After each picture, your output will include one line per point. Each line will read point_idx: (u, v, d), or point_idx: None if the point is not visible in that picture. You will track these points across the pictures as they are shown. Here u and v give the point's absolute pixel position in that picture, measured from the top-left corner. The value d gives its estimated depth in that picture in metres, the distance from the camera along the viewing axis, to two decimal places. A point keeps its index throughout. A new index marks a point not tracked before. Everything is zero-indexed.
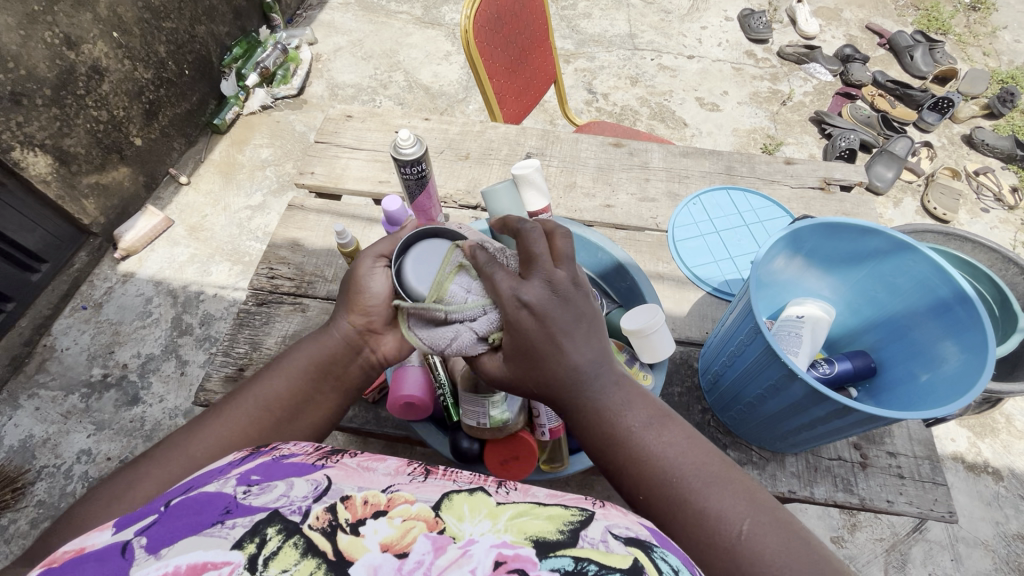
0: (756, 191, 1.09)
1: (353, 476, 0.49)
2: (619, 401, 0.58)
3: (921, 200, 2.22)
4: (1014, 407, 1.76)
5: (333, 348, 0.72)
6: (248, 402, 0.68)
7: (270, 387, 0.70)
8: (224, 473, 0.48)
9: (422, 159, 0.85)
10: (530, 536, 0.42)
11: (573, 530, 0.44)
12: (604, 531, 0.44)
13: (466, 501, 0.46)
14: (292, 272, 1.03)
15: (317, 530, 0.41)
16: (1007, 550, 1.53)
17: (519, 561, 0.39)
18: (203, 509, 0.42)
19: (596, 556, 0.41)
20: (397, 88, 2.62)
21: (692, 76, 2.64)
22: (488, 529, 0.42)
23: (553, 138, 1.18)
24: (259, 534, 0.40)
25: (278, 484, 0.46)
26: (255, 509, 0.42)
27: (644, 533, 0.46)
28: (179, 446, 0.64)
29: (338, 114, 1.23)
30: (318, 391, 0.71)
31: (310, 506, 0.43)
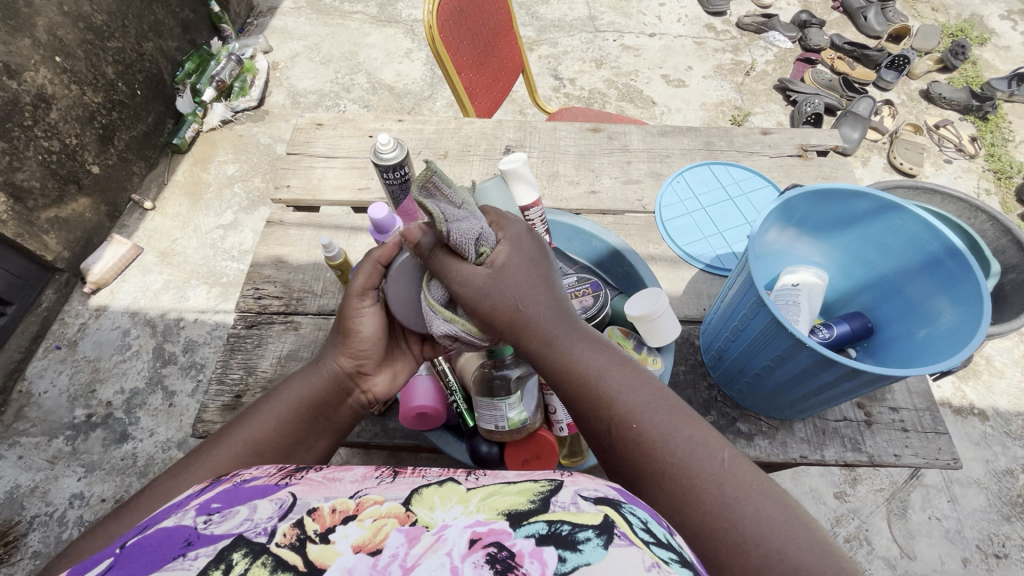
0: (737, 163, 1.10)
1: (319, 488, 0.47)
2: (585, 351, 0.60)
3: (888, 157, 2.27)
4: (992, 348, 1.83)
5: (323, 389, 0.70)
6: (233, 446, 0.64)
7: (256, 431, 0.65)
8: (183, 505, 0.46)
9: (403, 163, 0.83)
10: (502, 510, 0.43)
11: (544, 498, 0.44)
12: (573, 495, 0.45)
13: (436, 492, 0.46)
14: (279, 290, 1.00)
15: (285, 546, 0.40)
16: (998, 486, 1.60)
17: (494, 535, 0.40)
18: (162, 544, 0.40)
19: (569, 517, 0.42)
20: (360, 90, 2.57)
21: (655, 55, 2.64)
22: (461, 512, 0.43)
23: (530, 129, 1.17)
24: (223, 561, 0.38)
25: (239, 507, 0.44)
26: (218, 537, 0.41)
27: (611, 492, 0.47)
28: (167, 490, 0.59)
29: (308, 123, 1.19)
30: (309, 433, 0.68)
31: (276, 524, 0.42)
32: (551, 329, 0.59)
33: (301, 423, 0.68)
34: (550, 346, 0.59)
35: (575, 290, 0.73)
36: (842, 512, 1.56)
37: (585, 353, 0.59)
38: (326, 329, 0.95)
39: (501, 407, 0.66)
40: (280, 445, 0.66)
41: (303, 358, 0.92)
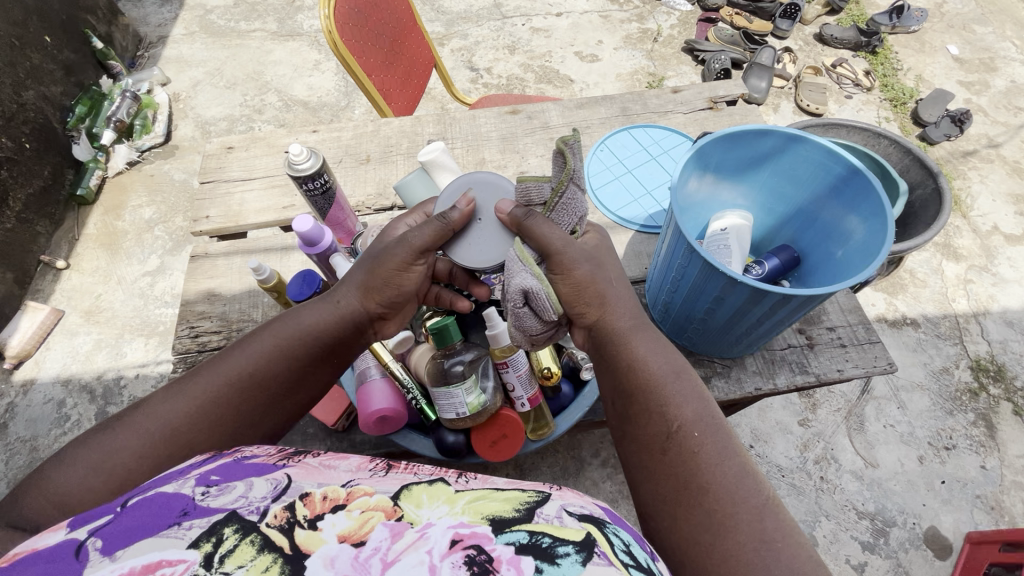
0: (653, 124, 1.13)
1: (314, 474, 0.47)
2: (653, 358, 0.64)
3: (795, 101, 2.40)
4: (913, 261, 1.98)
5: (335, 331, 0.68)
6: (236, 376, 0.63)
7: (263, 364, 0.64)
8: (184, 473, 0.46)
9: (321, 171, 0.80)
10: (486, 515, 0.42)
11: (528, 509, 0.44)
12: (559, 508, 0.45)
13: (424, 492, 0.45)
14: (216, 324, 0.95)
15: (275, 527, 0.39)
16: (938, 385, 1.74)
17: (476, 537, 0.39)
18: (159, 508, 0.40)
19: (551, 530, 0.41)
20: (273, 110, 2.47)
21: (565, 33, 2.68)
22: (446, 513, 0.42)
23: (449, 120, 1.15)
24: (215, 533, 0.38)
25: (237, 483, 0.44)
26: (212, 510, 0.40)
27: (597, 511, 0.47)
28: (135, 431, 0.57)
29: (218, 148, 1.13)
30: (311, 372, 0.68)
31: (269, 504, 0.42)
32: (617, 333, 0.67)
33: (274, 380, 0.65)
34: (617, 336, 0.67)
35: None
36: (808, 437, 1.65)
37: (651, 349, 0.66)
38: None
39: (458, 392, 0.65)
40: (256, 400, 0.63)
41: None
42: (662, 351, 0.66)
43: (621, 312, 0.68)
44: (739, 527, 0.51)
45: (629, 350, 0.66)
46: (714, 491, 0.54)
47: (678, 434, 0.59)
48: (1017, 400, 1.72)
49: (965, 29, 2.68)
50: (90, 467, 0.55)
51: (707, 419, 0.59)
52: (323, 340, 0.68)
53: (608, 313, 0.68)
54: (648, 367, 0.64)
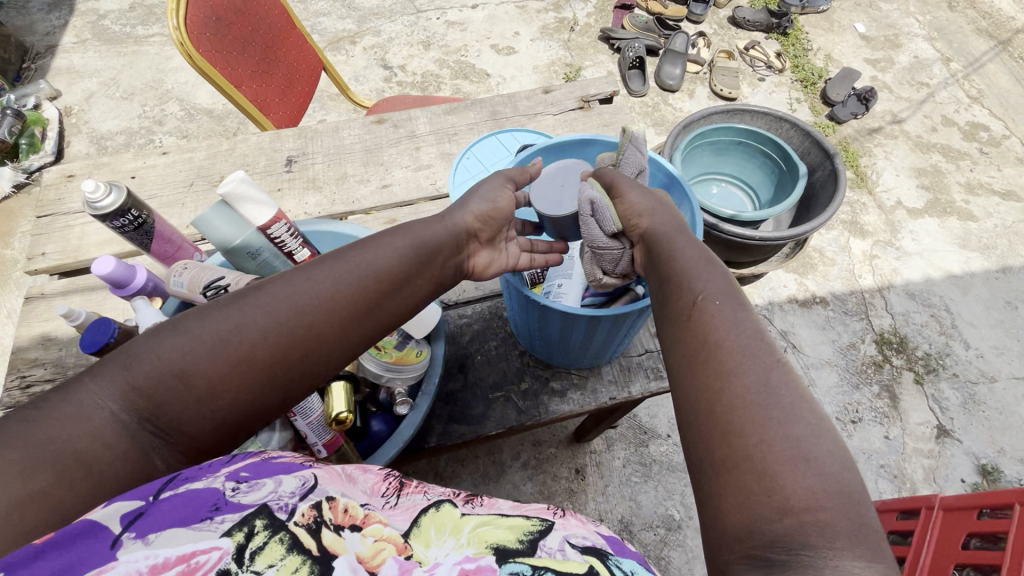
0: (521, 127, 1.10)
1: (337, 481, 0.49)
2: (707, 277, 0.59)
3: (710, 86, 2.42)
4: (822, 240, 2.03)
5: (442, 237, 0.68)
6: (356, 267, 0.61)
7: (375, 259, 0.62)
8: (213, 466, 0.46)
9: (129, 206, 0.74)
10: (491, 544, 0.46)
11: (531, 540, 0.47)
12: (562, 539, 0.48)
13: (431, 523, 0.48)
14: (50, 371, 0.88)
15: (302, 526, 0.42)
16: (846, 361, 1.79)
17: (481, 572, 0.43)
18: (190, 501, 0.41)
19: (552, 562, 0.45)
20: (175, 120, 2.34)
21: (481, 26, 2.62)
22: (452, 548, 0.46)
23: (311, 134, 1.10)
24: (247, 525, 0.40)
25: (267, 479, 0.45)
26: (245, 505, 0.42)
27: (600, 541, 0.50)
28: (197, 342, 0.53)
29: (57, 177, 1.05)
30: (415, 278, 0.65)
31: (296, 502, 0.44)
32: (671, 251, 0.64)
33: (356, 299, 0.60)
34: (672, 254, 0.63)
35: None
36: None
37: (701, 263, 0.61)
38: None
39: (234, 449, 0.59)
40: (365, 298, 0.61)
41: None
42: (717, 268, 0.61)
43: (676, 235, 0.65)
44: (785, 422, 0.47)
45: (680, 266, 0.61)
46: (747, 400, 0.48)
47: (726, 333, 0.53)
48: (919, 369, 1.78)
49: (872, 6, 2.74)
50: (173, 353, 0.52)
51: (758, 322, 0.54)
52: (411, 256, 0.65)
53: (670, 239, 0.65)
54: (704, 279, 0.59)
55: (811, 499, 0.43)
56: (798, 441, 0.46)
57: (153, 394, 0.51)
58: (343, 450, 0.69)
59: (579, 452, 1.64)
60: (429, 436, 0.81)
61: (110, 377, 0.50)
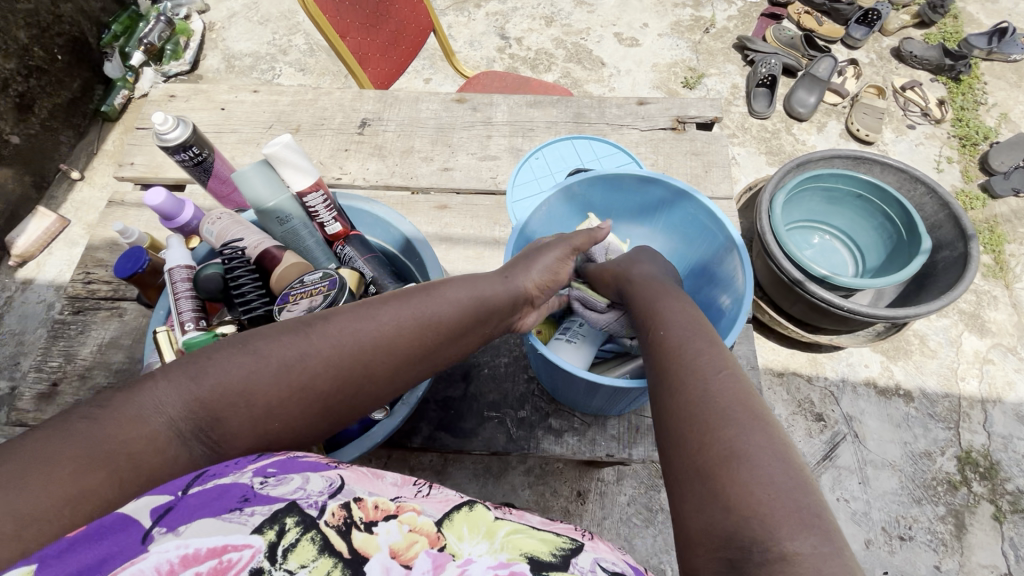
0: (601, 137, 1.02)
1: (363, 480, 0.49)
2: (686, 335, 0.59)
3: (845, 123, 2.14)
4: (928, 327, 1.76)
5: (499, 295, 0.68)
6: (420, 314, 0.61)
7: (436, 305, 0.62)
8: (240, 464, 0.46)
9: (192, 143, 0.77)
10: (524, 552, 0.44)
11: (564, 556, 0.45)
12: (592, 561, 0.46)
13: (466, 519, 0.47)
14: (110, 275, 0.97)
15: (333, 527, 0.41)
16: (913, 468, 1.57)
17: None
18: (219, 493, 0.41)
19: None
20: (297, 53, 2.46)
21: (609, 11, 2.48)
22: (486, 549, 0.44)
23: (390, 100, 1.09)
24: (277, 522, 0.39)
25: (293, 476, 0.45)
26: (274, 498, 0.41)
27: (627, 568, 0.48)
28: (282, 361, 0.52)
29: (161, 95, 1.12)
30: (470, 331, 0.65)
31: (325, 501, 0.43)
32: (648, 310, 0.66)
33: (416, 336, 0.60)
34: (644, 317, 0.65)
35: (307, 287, 0.62)
36: None
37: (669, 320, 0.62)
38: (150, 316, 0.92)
39: None
40: (422, 344, 0.60)
41: (123, 346, 0.90)
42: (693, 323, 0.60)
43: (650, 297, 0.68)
44: (750, 485, 0.44)
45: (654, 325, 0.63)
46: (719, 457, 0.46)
47: (712, 409, 0.49)
48: (1002, 505, 1.53)
49: None
50: (233, 375, 0.50)
51: (738, 393, 0.50)
52: (469, 309, 0.65)
53: (650, 299, 0.67)
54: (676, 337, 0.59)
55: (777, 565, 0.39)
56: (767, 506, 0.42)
57: (213, 407, 0.49)
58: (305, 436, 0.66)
59: (586, 475, 1.58)
60: (414, 436, 0.79)
61: (203, 379, 0.49)
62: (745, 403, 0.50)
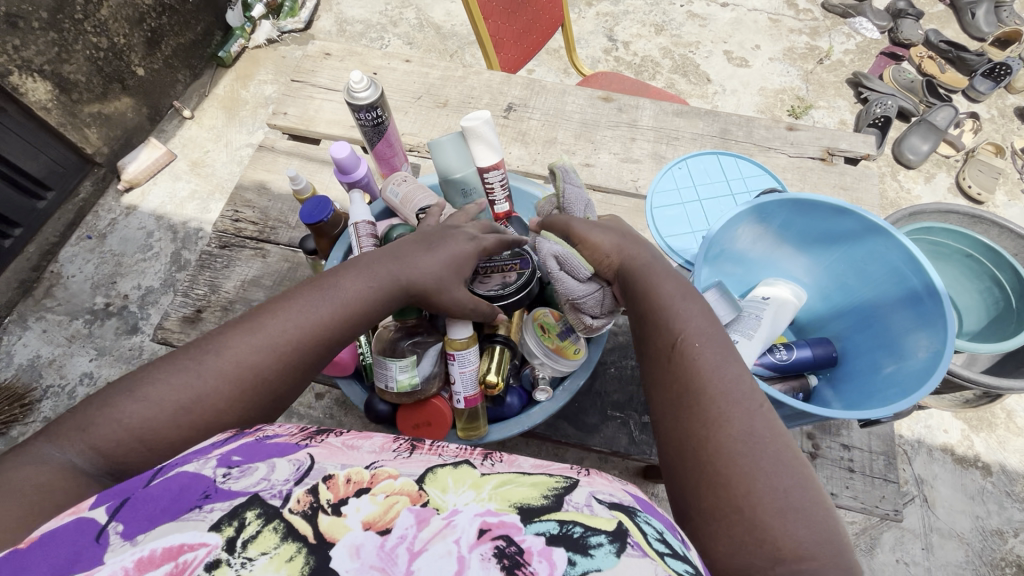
0: (748, 157, 1.01)
1: (337, 453, 0.46)
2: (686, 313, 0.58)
3: (956, 177, 2.05)
4: (1018, 402, 1.68)
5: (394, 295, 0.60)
6: (308, 327, 0.55)
7: (319, 310, 0.56)
8: (205, 454, 0.46)
9: (377, 104, 0.80)
10: (514, 502, 0.42)
11: (557, 496, 0.43)
12: (588, 496, 0.44)
13: (450, 473, 0.45)
14: (257, 216, 1.01)
15: (298, 513, 0.39)
16: (981, 544, 1.51)
17: (504, 527, 0.39)
18: (180, 493, 0.41)
19: (581, 518, 0.41)
20: (407, 26, 2.50)
21: (723, 27, 2.43)
22: (473, 498, 0.42)
23: (538, 89, 1.10)
24: (236, 518, 0.38)
25: (259, 464, 0.44)
26: (235, 493, 0.40)
27: (628, 499, 0.45)
28: (224, 359, 0.52)
29: (317, 52, 1.17)
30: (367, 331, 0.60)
31: (291, 488, 0.41)
32: (653, 272, 0.62)
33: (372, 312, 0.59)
34: (643, 279, 0.61)
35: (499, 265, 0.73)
36: None
37: (675, 288, 0.60)
38: (291, 262, 0.96)
39: (391, 366, 0.65)
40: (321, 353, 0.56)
41: (265, 286, 0.94)
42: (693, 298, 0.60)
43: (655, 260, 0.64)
44: (769, 472, 0.47)
45: (659, 291, 0.60)
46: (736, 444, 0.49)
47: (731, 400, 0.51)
48: None
49: None
50: (129, 421, 0.49)
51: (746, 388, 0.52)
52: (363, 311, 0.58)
53: (637, 258, 0.64)
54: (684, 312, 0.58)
55: (802, 548, 0.44)
56: (787, 491, 0.46)
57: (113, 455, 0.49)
58: (476, 409, 0.68)
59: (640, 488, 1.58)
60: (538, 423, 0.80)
61: (147, 395, 0.50)
62: (749, 390, 0.53)
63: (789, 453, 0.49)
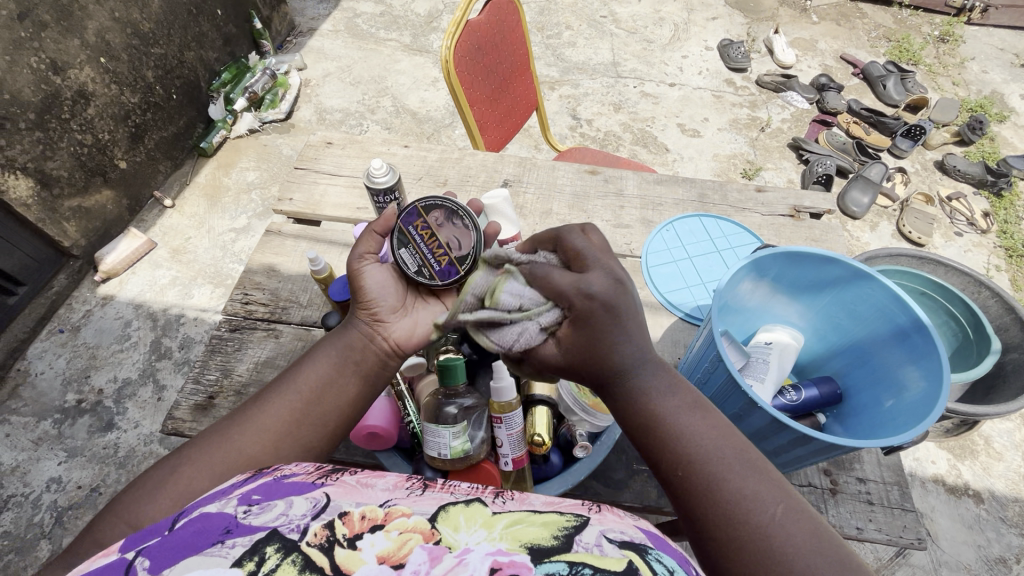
0: (727, 218, 1.12)
1: (352, 491, 0.45)
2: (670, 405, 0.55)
3: (897, 224, 2.27)
4: (992, 428, 1.78)
5: (354, 341, 0.70)
6: (285, 393, 0.65)
7: (296, 376, 0.66)
8: (227, 493, 0.46)
9: (394, 188, 0.86)
10: (524, 543, 0.40)
11: (566, 535, 0.41)
12: (598, 535, 0.42)
13: (463, 511, 0.43)
14: (266, 297, 1.02)
15: (315, 546, 0.39)
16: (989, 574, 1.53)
17: (514, 567, 0.37)
18: (201, 530, 0.40)
19: (591, 559, 0.39)
20: (385, 113, 2.66)
21: (673, 103, 2.69)
22: (483, 538, 0.40)
23: (529, 165, 1.20)
24: (257, 553, 0.38)
25: (278, 501, 0.43)
26: (255, 528, 0.40)
27: (640, 535, 0.43)
28: (207, 438, 0.61)
29: (319, 141, 1.24)
30: (339, 381, 0.67)
31: (309, 523, 0.41)
32: (630, 368, 0.55)
33: (331, 371, 0.67)
34: (630, 379, 0.55)
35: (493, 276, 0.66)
36: None
37: (665, 391, 0.55)
38: (305, 341, 0.97)
39: (444, 434, 0.66)
40: (297, 408, 0.64)
41: (279, 367, 0.93)
42: (696, 406, 0.55)
43: (626, 349, 0.55)
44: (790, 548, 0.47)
45: (648, 398, 0.55)
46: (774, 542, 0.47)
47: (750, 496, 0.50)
48: None
49: None
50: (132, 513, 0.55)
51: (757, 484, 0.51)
52: (332, 363, 0.67)
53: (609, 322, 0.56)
54: (681, 422, 0.54)
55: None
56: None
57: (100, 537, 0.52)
58: (523, 470, 0.72)
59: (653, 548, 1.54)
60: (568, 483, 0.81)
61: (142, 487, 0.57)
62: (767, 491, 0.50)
63: (837, 560, 0.46)
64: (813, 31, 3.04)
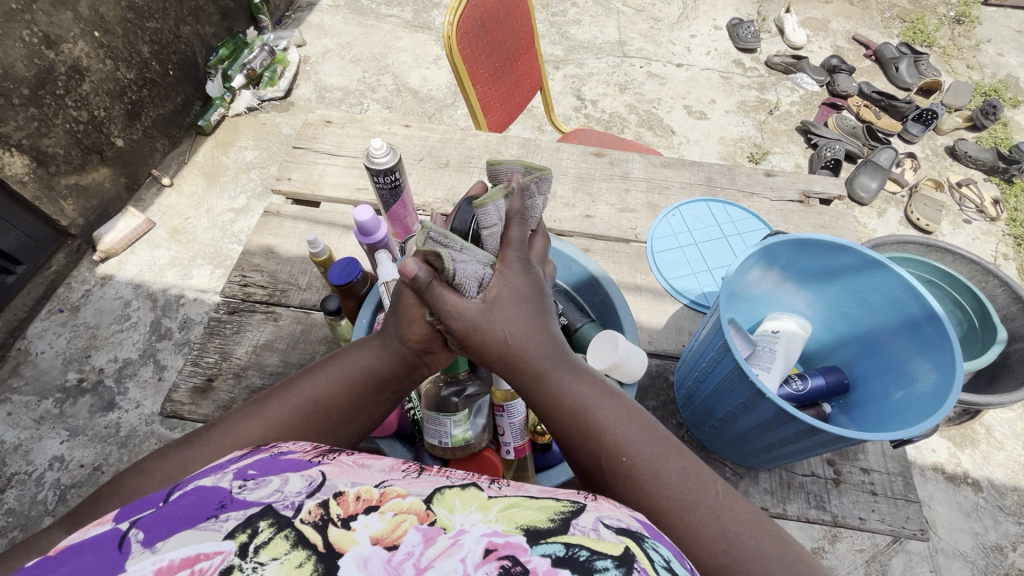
0: (735, 203, 1.10)
1: (348, 471, 0.44)
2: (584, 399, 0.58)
3: (905, 211, 2.24)
4: (993, 418, 1.78)
5: (391, 368, 0.66)
6: (311, 404, 0.63)
7: (326, 392, 0.64)
8: (222, 468, 0.45)
9: (395, 168, 0.83)
10: (520, 525, 0.39)
11: (564, 519, 0.40)
12: (595, 519, 0.41)
13: (458, 493, 0.42)
14: (265, 279, 1.01)
15: (309, 523, 0.38)
16: (985, 561, 1.54)
17: (510, 549, 0.36)
18: (197, 502, 0.39)
19: (587, 542, 0.38)
20: (385, 92, 2.61)
21: (680, 85, 2.63)
22: (479, 520, 0.39)
23: (533, 147, 1.17)
24: (250, 526, 0.37)
25: (273, 477, 0.42)
26: (251, 502, 0.39)
27: (637, 525, 0.42)
28: (222, 436, 0.58)
29: (318, 120, 1.21)
30: (366, 404, 0.66)
31: (303, 500, 0.40)
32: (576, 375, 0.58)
33: (365, 396, 0.66)
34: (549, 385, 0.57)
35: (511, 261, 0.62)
36: None
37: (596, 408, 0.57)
38: (305, 324, 0.95)
39: (447, 422, 0.65)
40: (319, 425, 0.63)
41: (278, 350, 0.92)
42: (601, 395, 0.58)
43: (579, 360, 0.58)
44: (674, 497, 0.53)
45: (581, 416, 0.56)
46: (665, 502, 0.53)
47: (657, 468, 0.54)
48: None
49: None
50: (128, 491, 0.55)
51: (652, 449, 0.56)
52: (361, 388, 0.65)
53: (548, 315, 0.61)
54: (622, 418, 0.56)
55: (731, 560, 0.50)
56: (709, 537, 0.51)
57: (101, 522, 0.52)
58: (525, 459, 0.71)
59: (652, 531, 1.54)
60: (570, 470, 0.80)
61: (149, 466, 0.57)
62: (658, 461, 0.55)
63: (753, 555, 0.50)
64: (826, 10, 2.96)
